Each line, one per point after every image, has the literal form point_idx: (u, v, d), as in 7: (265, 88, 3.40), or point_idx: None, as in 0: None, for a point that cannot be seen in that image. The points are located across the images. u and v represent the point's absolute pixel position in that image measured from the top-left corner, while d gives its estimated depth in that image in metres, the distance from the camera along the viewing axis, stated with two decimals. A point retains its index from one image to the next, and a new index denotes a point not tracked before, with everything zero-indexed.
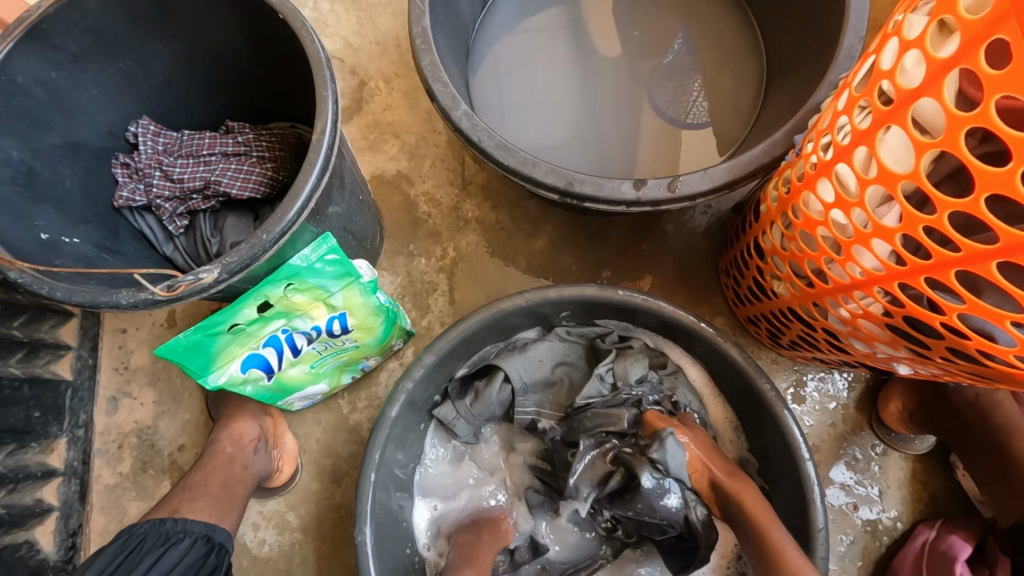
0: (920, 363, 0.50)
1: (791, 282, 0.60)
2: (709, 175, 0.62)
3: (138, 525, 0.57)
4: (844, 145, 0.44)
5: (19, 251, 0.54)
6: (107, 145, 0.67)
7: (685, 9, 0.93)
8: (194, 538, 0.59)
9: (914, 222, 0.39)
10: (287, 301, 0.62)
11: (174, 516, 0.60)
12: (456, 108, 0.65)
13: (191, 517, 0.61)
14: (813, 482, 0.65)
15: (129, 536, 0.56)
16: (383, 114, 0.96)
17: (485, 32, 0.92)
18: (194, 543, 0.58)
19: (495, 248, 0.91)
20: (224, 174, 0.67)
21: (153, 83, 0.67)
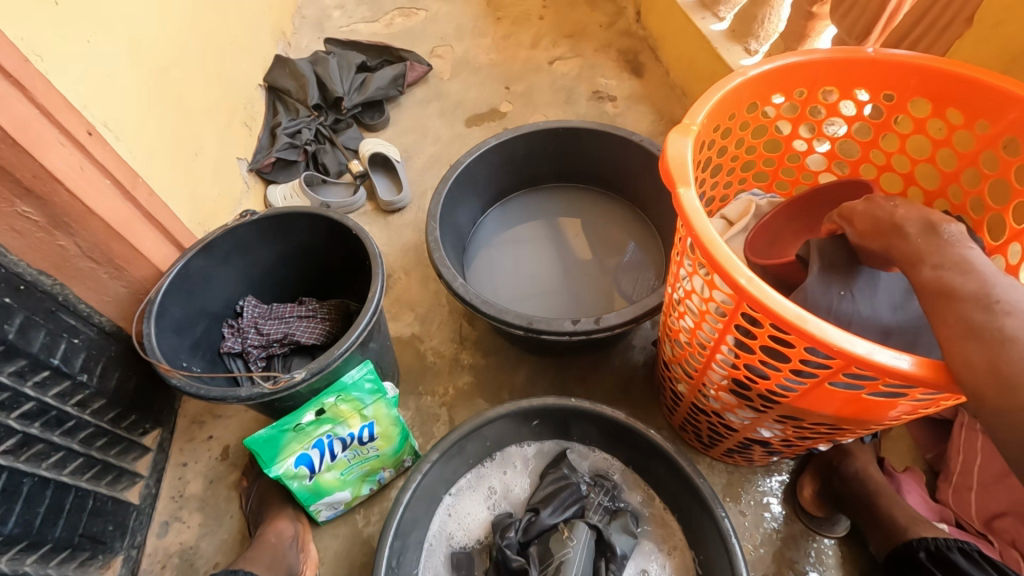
0: (763, 417, 0.75)
1: (684, 379, 0.87)
2: (622, 313, 0.95)
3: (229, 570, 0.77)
4: (675, 282, 0.78)
5: (174, 359, 0.87)
6: (223, 313, 1.01)
7: (609, 223, 1.37)
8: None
9: (706, 318, 0.69)
10: (336, 408, 0.87)
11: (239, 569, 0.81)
12: (456, 281, 1.01)
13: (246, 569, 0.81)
14: (730, 535, 0.83)
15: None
16: (403, 295, 1.33)
17: (474, 242, 1.35)
18: None
19: (483, 385, 1.19)
20: (298, 329, 0.99)
21: (260, 274, 1.04)
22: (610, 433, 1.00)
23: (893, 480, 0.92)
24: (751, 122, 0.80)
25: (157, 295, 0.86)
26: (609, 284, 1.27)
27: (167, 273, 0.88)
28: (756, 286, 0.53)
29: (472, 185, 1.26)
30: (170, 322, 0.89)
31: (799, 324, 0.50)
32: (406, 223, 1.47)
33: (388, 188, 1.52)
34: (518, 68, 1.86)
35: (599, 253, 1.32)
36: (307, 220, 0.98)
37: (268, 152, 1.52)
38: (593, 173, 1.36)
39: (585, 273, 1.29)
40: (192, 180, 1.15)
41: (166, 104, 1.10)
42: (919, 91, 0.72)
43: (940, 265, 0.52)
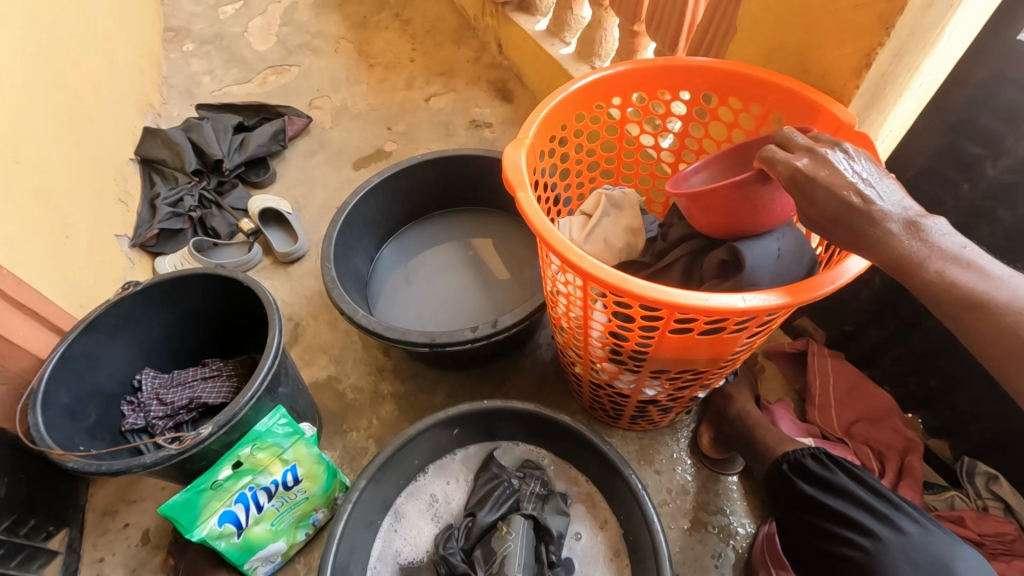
0: (642, 377, 0.86)
1: (578, 360, 0.97)
2: (514, 313, 1.04)
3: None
4: (546, 274, 0.87)
5: (68, 445, 0.84)
6: (120, 391, 0.98)
7: (501, 236, 1.47)
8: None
9: (572, 299, 0.79)
10: (253, 458, 0.88)
11: None
12: (357, 314, 1.06)
13: None
14: (640, 489, 0.93)
15: None
16: (314, 340, 1.35)
17: (376, 278, 1.40)
18: None
19: (406, 410, 1.23)
20: (204, 391, 0.99)
21: (155, 344, 1.02)
22: (526, 425, 1.07)
23: (768, 411, 1.06)
24: (584, 129, 0.93)
25: (40, 384, 0.84)
26: (516, 290, 1.36)
27: (49, 359, 0.86)
28: (587, 262, 0.63)
29: (363, 223, 1.31)
30: (59, 409, 0.86)
31: (623, 285, 0.61)
32: (307, 270, 1.49)
33: (283, 240, 1.53)
34: (396, 109, 1.95)
35: (502, 264, 1.41)
36: (195, 281, 0.98)
37: (150, 225, 1.49)
38: (476, 193, 1.47)
39: (493, 285, 1.37)
40: (66, 264, 1.11)
41: (23, 192, 1.07)
42: (703, 86, 0.88)
43: (943, 265, 0.55)
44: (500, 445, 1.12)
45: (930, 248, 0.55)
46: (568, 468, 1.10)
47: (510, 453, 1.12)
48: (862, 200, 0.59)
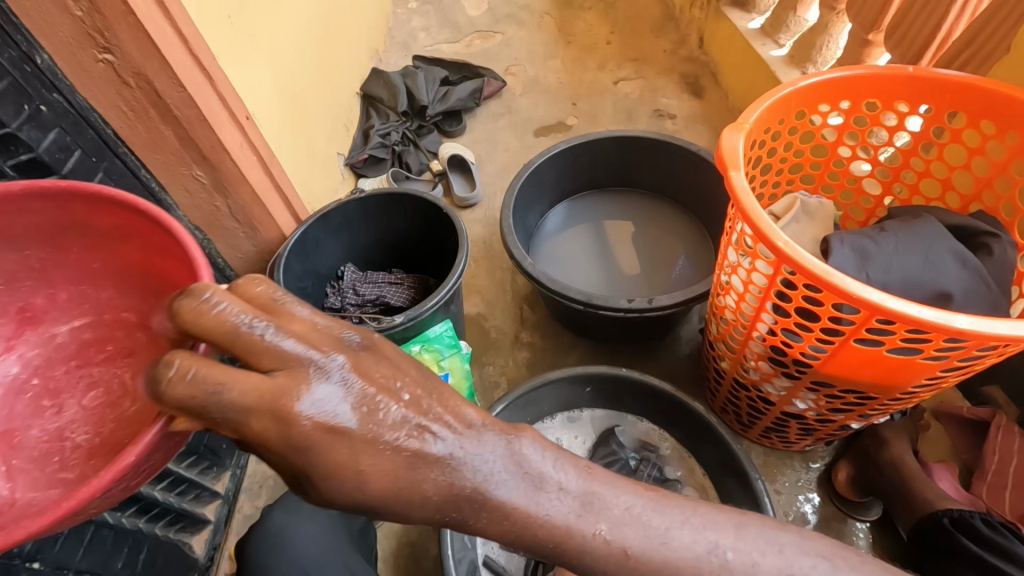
0: (798, 386, 0.84)
1: (728, 356, 0.97)
2: (672, 296, 1.06)
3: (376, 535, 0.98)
4: (723, 264, 0.88)
5: None
6: (328, 275, 1.19)
7: (666, 227, 1.49)
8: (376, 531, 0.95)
9: (749, 290, 0.79)
10: (419, 357, 1.04)
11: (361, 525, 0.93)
12: (525, 261, 1.15)
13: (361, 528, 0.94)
14: (763, 497, 0.92)
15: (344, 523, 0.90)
16: (471, 279, 1.49)
17: (540, 236, 1.49)
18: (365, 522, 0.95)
19: (541, 361, 1.32)
20: (389, 293, 1.17)
21: (360, 245, 1.22)
22: (655, 404, 1.10)
23: (925, 468, 0.97)
24: (801, 127, 0.91)
25: (284, 252, 1.05)
26: (656, 289, 1.38)
27: (293, 235, 1.08)
28: (791, 248, 0.64)
29: (542, 185, 1.41)
30: (291, 274, 1.07)
31: (827, 278, 0.61)
32: (477, 217, 1.64)
33: (463, 186, 1.69)
34: (585, 87, 2.02)
35: (648, 260, 1.44)
36: (404, 201, 1.15)
37: (362, 150, 1.74)
38: (650, 179, 1.49)
39: (635, 279, 1.41)
40: (307, 166, 1.36)
41: (292, 102, 1.32)
42: (954, 104, 0.81)
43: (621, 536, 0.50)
44: (624, 418, 1.17)
45: (562, 514, 0.50)
46: (682, 457, 1.12)
47: (633, 429, 1.16)
48: (449, 479, 0.48)
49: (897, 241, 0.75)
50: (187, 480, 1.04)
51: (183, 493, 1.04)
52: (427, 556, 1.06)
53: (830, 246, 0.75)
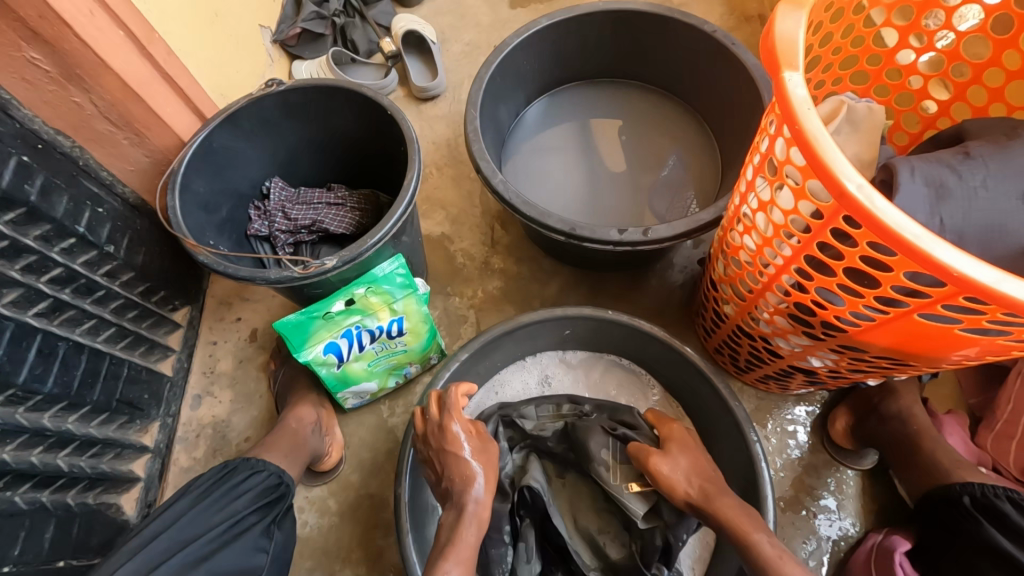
0: (819, 346, 0.70)
1: (734, 301, 0.82)
2: (673, 226, 0.87)
3: (232, 459, 0.77)
4: (745, 193, 0.69)
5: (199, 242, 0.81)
6: (249, 193, 0.96)
7: (667, 129, 1.24)
8: (271, 471, 0.78)
9: (781, 234, 0.61)
10: (366, 300, 0.85)
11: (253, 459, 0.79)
12: (495, 177, 0.93)
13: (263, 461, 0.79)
14: (760, 461, 0.81)
15: (226, 465, 0.77)
16: (434, 191, 1.26)
17: (515, 138, 1.24)
18: (269, 476, 0.77)
19: (515, 291, 1.15)
20: (327, 217, 0.95)
21: (288, 154, 0.97)
22: (647, 350, 0.96)
23: (935, 420, 0.88)
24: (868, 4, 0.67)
25: (180, 167, 0.81)
26: (641, 198, 1.17)
27: (190, 143, 0.82)
28: (866, 194, 0.45)
29: (517, 75, 1.13)
30: (194, 196, 0.83)
31: (913, 243, 0.43)
32: (440, 114, 1.36)
33: (422, 73, 1.38)
34: None
35: (637, 165, 1.21)
36: (337, 96, 0.88)
37: (292, 21, 1.37)
38: (651, 67, 1.22)
39: (619, 188, 1.18)
40: (213, 45, 1.05)
41: None
42: None
43: None
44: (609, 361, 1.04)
45: None
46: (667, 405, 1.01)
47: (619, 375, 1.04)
48: None
49: (987, 172, 0.56)
50: (102, 441, 0.90)
51: (99, 454, 0.90)
52: (387, 509, 0.98)
53: (896, 180, 0.56)
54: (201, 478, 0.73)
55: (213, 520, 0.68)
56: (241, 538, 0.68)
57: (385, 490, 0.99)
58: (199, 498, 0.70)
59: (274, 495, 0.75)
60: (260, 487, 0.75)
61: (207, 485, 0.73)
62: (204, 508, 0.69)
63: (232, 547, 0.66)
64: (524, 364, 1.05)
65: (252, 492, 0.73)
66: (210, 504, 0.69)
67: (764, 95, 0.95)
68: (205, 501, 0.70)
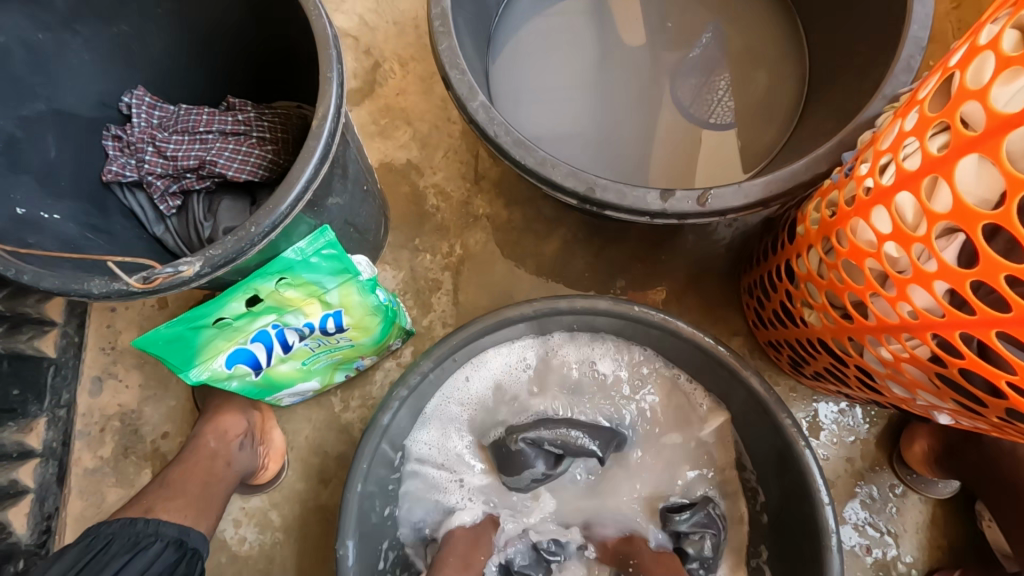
0: (966, 416, 0.45)
1: (825, 313, 0.55)
2: (744, 189, 0.56)
3: (105, 527, 0.54)
4: (909, 172, 0.39)
5: None
6: (98, 115, 0.63)
7: (723, 2, 0.86)
8: (167, 542, 0.56)
9: (995, 271, 0.33)
10: (279, 296, 0.57)
11: (148, 515, 0.57)
12: (473, 99, 0.60)
13: (165, 517, 0.58)
14: (830, 528, 0.60)
15: (93, 537, 0.53)
16: (396, 99, 0.91)
17: (508, 16, 0.85)
18: (165, 547, 0.56)
19: (505, 246, 0.86)
20: (221, 154, 0.63)
21: (150, 49, 0.62)
22: (687, 355, 0.69)
23: None
24: None
25: None
26: (661, 81, 0.82)
27: None
28: None
29: None
30: None
31: None
32: None
33: None
34: None
35: (674, 58, 0.84)
36: None
37: None
38: None
39: (645, 75, 0.82)
40: None
41: None
42: None
43: None
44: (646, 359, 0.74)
45: None
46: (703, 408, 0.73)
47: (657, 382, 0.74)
48: None
49: None
50: None
51: None
52: None
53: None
54: (60, 561, 0.50)
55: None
56: None
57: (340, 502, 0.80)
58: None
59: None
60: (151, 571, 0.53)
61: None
62: None
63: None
64: (528, 358, 0.74)
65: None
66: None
67: None
68: None
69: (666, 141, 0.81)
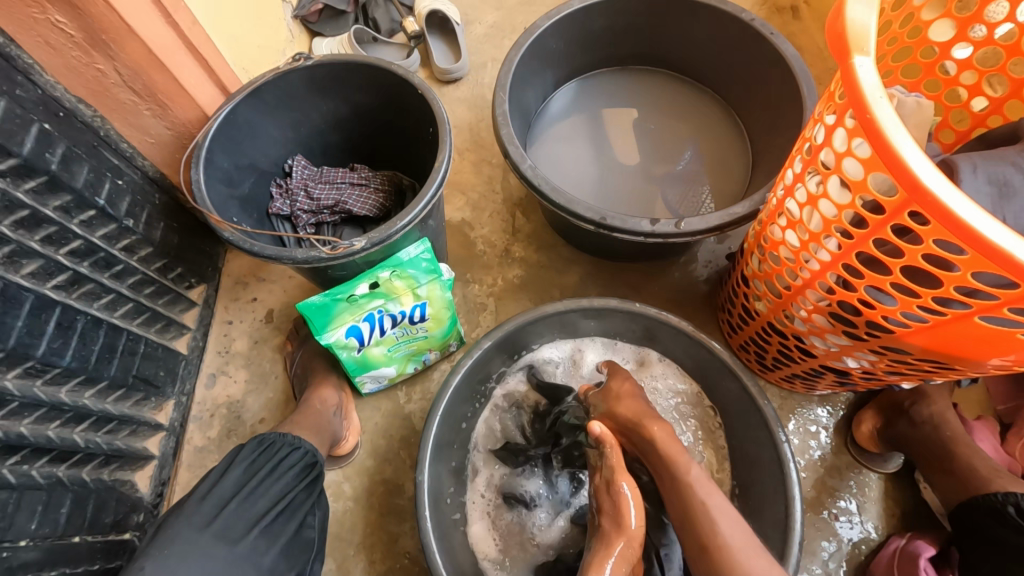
0: (859, 348, 0.68)
1: (767, 297, 0.80)
2: (706, 218, 0.85)
3: (269, 433, 0.73)
4: (790, 187, 0.67)
5: (223, 213, 0.81)
6: (271, 171, 0.93)
7: (693, 116, 1.22)
8: (307, 450, 0.74)
9: (831, 226, 0.59)
10: (390, 284, 0.83)
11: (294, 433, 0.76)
12: (523, 162, 0.90)
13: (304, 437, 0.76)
14: (789, 460, 0.79)
15: (263, 440, 0.73)
16: (454, 176, 1.24)
17: (541, 122, 1.21)
18: (305, 455, 0.74)
19: (535, 280, 1.13)
20: (350, 197, 0.93)
21: (311, 132, 0.95)
22: (677, 343, 0.93)
23: (965, 425, 0.88)
24: None
25: (204, 140, 0.79)
26: (654, 166, 1.16)
27: (215, 117, 0.80)
28: (937, 185, 0.44)
29: (546, 59, 1.10)
30: (217, 171, 0.81)
31: (979, 234, 0.42)
32: (462, 97, 1.32)
33: (445, 54, 1.35)
34: None
35: (658, 151, 1.18)
36: (362, 73, 0.87)
37: None
38: (678, 54, 1.19)
39: (637, 163, 1.17)
40: (235, 17, 1.01)
41: None
42: None
43: None
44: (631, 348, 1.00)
45: None
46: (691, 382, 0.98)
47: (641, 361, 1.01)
48: None
49: None
50: (118, 417, 0.88)
51: (114, 431, 0.88)
52: (401, 496, 0.96)
53: (957, 176, 0.54)
54: (244, 452, 0.70)
55: (263, 504, 0.65)
56: (290, 519, 0.66)
57: (401, 476, 0.98)
58: (249, 473, 0.67)
59: (312, 475, 0.72)
60: (300, 465, 0.72)
61: (250, 460, 0.69)
62: (255, 487, 0.66)
63: (284, 535, 0.65)
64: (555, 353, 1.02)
65: (294, 471, 0.71)
66: (260, 481, 0.67)
67: (803, 88, 0.92)
68: (253, 484, 0.66)
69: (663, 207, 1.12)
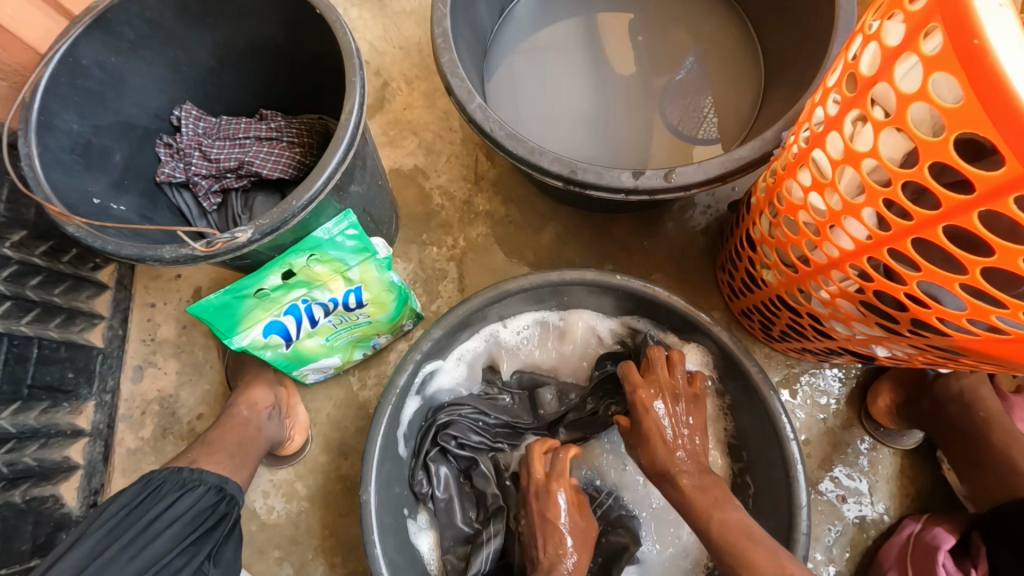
0: (895, 341, 0.53)
1: (778, 269, 0.63)
2: (704, 167, 0.66)
3: (158, 472, 0.64)
4: (818, 133, 0.48)
5: (75, 208, 0.61)
6: (154, 126, 0.74)
7: (694, 21, 0.98)
8: (204, 490, 0.64)
9: (876, 197, 0.42)
10: (309, 271, 0.67)
11: (192, 466, 0.66)
12: (471, 102, 0.70)
13: (207, 467, 0.67)
14: (797, 459, 0.67)
15: (151, 480, 0.64)
16: (403, 113, 1.02)
17: (503, 37, 0.98)
18: (206, 492, 0.64)
19: (503, 239, 0.96)
20: (257, 155, 0.74)
21: (197, 71, 0.74)
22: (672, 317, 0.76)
23: (1004, 402, 0.75)
24: None
25: (33, 96, 0.59)
26: (645, 90, 0.94)
27: (45, 61, 0.60)
28: None
29: None
30: (64, 135, 0.62)
31: None
32: (407, 8, 1.07)
33: None
34: None
35: (651, 69, 0.95)
36: None
37: None
38: None
39: (625, 86, 0.94)
40: None
41: None
42: None
43: None
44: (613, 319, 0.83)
45: None
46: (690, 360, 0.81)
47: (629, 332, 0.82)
48: None
49: None
50: (19, 434, 0.76)
51: (18, 448, 0.77)
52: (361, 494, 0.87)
53: None
54: (120, 499, 0.61)
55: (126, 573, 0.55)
56: None
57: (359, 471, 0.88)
58: (109, 539, 0.57)
59: (206, 522, 0.62)
60: (190, 512, 0.61)
61: (124, 512, 0.60)
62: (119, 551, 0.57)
63: None
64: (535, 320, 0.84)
65: (179, 521, 0.60)
66: (124, 547, 0.57)
67: None
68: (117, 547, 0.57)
69: (657, 141, 0.91)
